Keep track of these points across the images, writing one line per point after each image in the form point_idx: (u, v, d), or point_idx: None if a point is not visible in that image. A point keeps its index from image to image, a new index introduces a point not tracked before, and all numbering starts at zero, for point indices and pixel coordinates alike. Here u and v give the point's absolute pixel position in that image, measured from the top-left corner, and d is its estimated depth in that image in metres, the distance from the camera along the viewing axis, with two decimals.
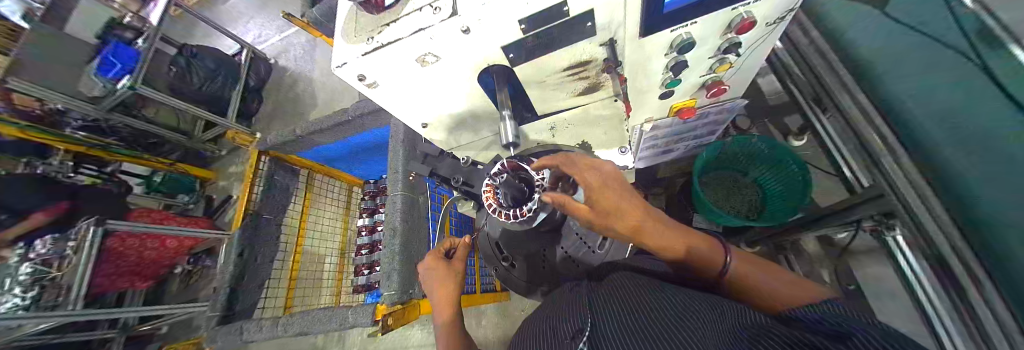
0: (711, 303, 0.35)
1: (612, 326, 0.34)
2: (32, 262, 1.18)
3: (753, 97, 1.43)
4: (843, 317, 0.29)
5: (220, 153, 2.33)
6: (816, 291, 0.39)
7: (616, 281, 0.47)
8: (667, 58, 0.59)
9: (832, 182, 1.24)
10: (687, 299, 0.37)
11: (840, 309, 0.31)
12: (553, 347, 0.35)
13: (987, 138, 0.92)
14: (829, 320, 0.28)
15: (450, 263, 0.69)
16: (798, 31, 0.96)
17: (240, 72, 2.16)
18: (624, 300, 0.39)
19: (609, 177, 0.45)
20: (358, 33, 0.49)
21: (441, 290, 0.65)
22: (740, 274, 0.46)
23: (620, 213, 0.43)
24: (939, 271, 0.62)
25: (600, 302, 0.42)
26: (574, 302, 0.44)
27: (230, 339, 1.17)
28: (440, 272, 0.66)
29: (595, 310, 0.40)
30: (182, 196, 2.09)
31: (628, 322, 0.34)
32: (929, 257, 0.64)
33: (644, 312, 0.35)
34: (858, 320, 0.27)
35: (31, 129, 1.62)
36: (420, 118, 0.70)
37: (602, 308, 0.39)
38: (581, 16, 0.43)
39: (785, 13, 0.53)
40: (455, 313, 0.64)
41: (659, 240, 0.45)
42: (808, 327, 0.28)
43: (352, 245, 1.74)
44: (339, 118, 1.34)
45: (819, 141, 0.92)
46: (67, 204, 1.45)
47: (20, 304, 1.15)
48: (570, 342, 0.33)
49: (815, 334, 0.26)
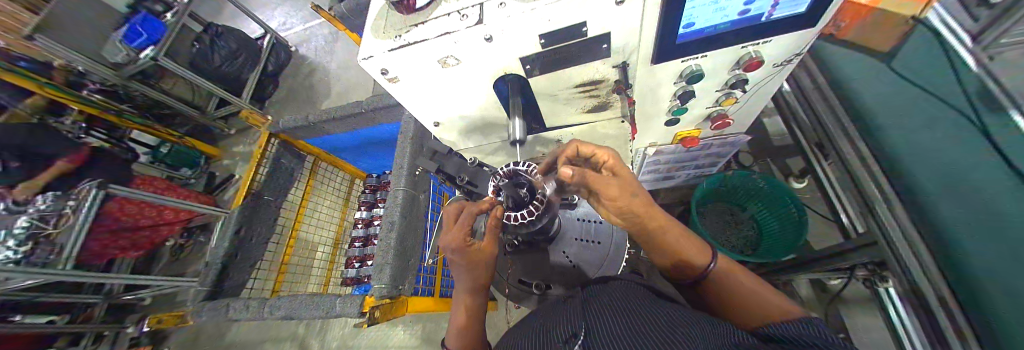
0: (701, 317, 0.37)
1: (607, 332, 0.36)
2: (30, 216, 1.20)
3: (757, 135, 1.45)
4: (827, 343, 0.30)
5: (230, 131, 2.36)
6: (788, 304, 0.43)
7: (611, 289, 0.48)
8: (676, 86, 0.62)
9: (829, 227, 1.25)
10: (681, 315, 0.37)
11: (822, 334, 0.33)
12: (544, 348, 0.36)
13: (975, 193, 0.93)
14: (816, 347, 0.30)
15: (474, 267, 0.57)
16: (805, 76, 0.99)
17: (260, 55, 2.22)
18: (619, 307, 0.41)
19: (624, 163, 0.49)
20: (387, 30, 0.52)
21: (460, 311, 0.59)
22: (718, 274, 0.49)
23: (634, 193, 0.44)
24: (930, 326, 0.62)
25: (595, 308, 0.43)
26: (569, 308, 0.45)
27: (213, 316, 1.17)
28: (468, 273, 0.57)
29: (591, 315, 0.41)
30: (184, 170, 2.09)
31: (624, 332, 0.35)
32: (920, 310, 0.64)
33: (639, 323, 0.36)
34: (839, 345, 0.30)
35: (50, 87, 1.67)
36: (432, 117, 0.72)
37: (599, 314, 0.41)
38: (598, 37, 0.46)
39: (791, 57, 0.56)
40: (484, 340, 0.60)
41: (657, 230, 0.47)
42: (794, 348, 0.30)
43: (346, 236, 1.75)
44: (351, 110, 1.37)
45: (820, 184, 0.93)
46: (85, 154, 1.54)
47: (13, 257, 1.15)
48: (564, 344, 0.35)
49: None
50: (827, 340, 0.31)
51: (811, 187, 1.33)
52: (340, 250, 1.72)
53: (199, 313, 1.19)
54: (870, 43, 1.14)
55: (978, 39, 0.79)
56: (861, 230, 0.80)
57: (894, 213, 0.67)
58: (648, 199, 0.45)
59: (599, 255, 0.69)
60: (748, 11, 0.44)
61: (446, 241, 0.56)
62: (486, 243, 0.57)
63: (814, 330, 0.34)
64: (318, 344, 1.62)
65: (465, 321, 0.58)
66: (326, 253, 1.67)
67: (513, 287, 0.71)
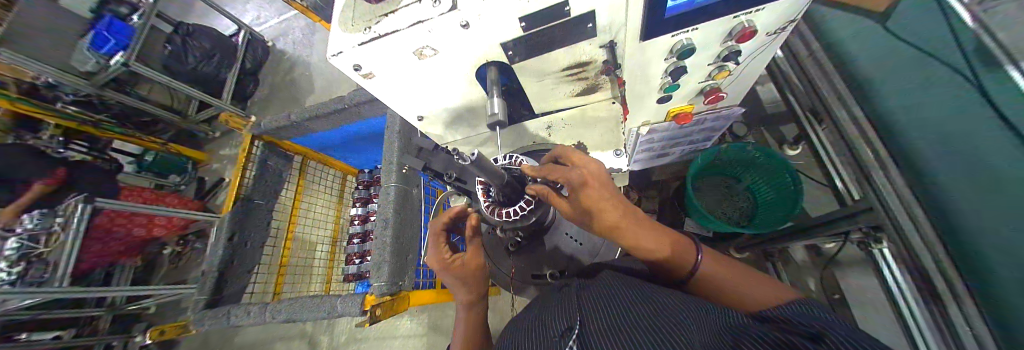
0: (694, 300, 0.37)
1: (603, 323, 0.35)
2: (19, 237, 1.15)
3: (751, 104, 1.43)
4: (820, 323, 0.31)
5: (215, 134, 2.28)
6: (775, 288, 0.43)
7: (604, 279, 0.47)
8: (667, 63, 0.59)
9: (822, 192, 1.26)
10: (677, 301, 0.36)
11: (818, 316, 0.34)
12: (540, 345, 0.35)
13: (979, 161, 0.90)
14: (814, 326, 0.30)
15: (464, 283, 0.57)
16: (799, 40, 0.97)
17: (236, 53, 2.12)
18: (613, 296, 0.40)
19: (593, 175, 0.47)
20: (355, 22, 0.48)
21: (464, 320, 0.59)
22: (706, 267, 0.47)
23: (600, 211, 0.45)
24: (923, 284, 0.64)
25: (589, 298, 0.42)
26: (565, 301, 0.44)
27: (217, 323, 1.17)
28: (460, 289, 0.57)
29: (585, 306, 0.40)
30: (174, 177, 2.04)
31: (618, 324, 0.33)
32: (913, 271, 0.65)
33: (636, 314, 0.35)
34: (835, 325, 0.30)
35: (22, 101, 1.58)
36: (415, 111, 0.69)
37: (593, 305, 0.40)
38: (582, 16, 0.43)
39: (786, 24, 0.54)
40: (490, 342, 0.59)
41: (636, 241, 0.45)
42: (787, 328, 0.31)
43: (344, 234, 1.72)
44: (336, 105, 1.32)
45: (815, 152, 0.93)
46: (62, 173, 1.45)
47: (5, 279, 1.13)
48: (559, 341, 0.33)
49: (790, 333, 0.29)
50: (826, 321, 0.32)
51: (804, 154, 1.34)
52: (339, 248, 1.69)
53: (203, 320, 1.19)
54: (865, 4, 1.10)
55: None
56: (855, 196, 0.80)
57: (887, 177, 0.67)
58: (616, 213, 0.45)
59: None
60: None
61: (429, 260, 0.56)
62: (472, 257, 0.57)
63: (810, 312, 0.35)
64: (326, 340, 1.65)
65: (469, 327, 0.58)
66: (325, 252, 1.66)
67: (516, 281, 0.70)
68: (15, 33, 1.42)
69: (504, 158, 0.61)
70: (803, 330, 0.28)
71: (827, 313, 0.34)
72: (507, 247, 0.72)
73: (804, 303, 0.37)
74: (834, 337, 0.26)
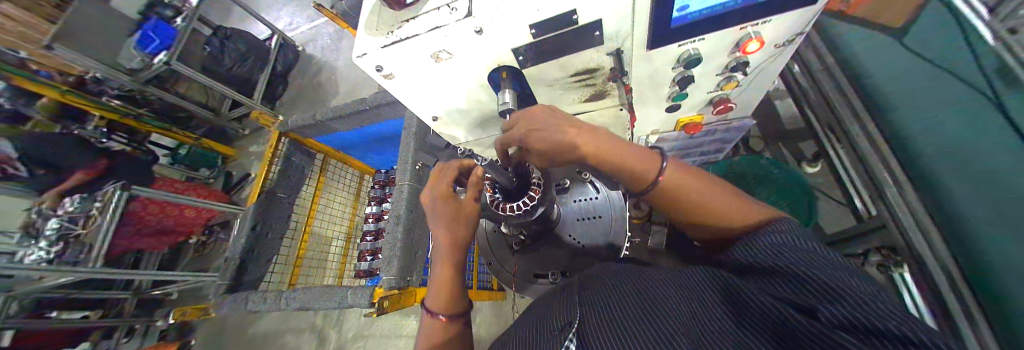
0: (686, 288, 0.39)
1: (602, 318, 0.36)
2: (60, 218, 1.28)
3: (769, 119, 1.41)
4: (788, 266, 0.31)
5: (245, 132, 2.43)
6: (747, 206, 0.44)
7: (602, 274, 0.48)
8: (674, 72, 0.61)
9: (843, 211, 1.22)
10: (678, 298, 0.36)
11: (801, 247, 0.34)
12: (542, 338, 0.36)
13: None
14: (787, 281, 0.31)
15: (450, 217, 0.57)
16: (814, 55, 0.96)
17: (269, 56, 2.28)
18: (610, 292, 0.41)
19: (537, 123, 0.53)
20: (379, 26, 0.52)
21: (439, 274, 0.56)
22: (679, 183, 0.45)
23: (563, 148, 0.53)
24: (938, 310, 0.61)
25: (588, 294, 0.43)
26: (566, 299, 0.44)
27: (234, 307, 1.24)
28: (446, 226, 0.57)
29: (586, 302, 0.41)
30: (204, 171, 2.19)
31: (619, 326, 0.34)
32: (929, 296, 0.63)
33: (637, 315, 0.35)
34: (803, 264, 0.31)
35: (72, 94, 1.74)
36: (431, 111, 0.73)
37: (593, 301, 0.40)
38: (589, 25, 0.45)
39: (794, 36, 0.54)
40: (462, 309, 0.54)
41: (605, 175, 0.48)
42: (765, 286, 0.32)
43: (358, 231, 1.78)
44: (357, 107, 1.39)
45: (832, 169, 0.90)
46: (104, 164, 1.58)
47: (47, 256, 1.24)
48: (560, 336, 0.34)
49: (769, 297, 0.30)
50: (812, 258, 0.32)
51: (824, 172, 1.29)
52: (353, 244, 1.74)
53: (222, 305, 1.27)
54: None
55: None
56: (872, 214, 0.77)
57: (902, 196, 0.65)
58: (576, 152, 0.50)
59: (602, 223, 0.69)
60: None
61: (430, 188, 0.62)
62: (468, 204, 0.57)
63: (790, 241, 0.35)
64: (335, 334, 1.69)
65: (443, 284, 0.54)
66: (339, 248, 1.72)
67: (517, 277, 0.72)
68: (69, 33, 1.58)
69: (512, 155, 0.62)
70: (801, 298, 0.28)
71: (806, 240, 0.34)
72: (512, 245, 0.74)
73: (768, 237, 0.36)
74: (836, 308, 0.26)
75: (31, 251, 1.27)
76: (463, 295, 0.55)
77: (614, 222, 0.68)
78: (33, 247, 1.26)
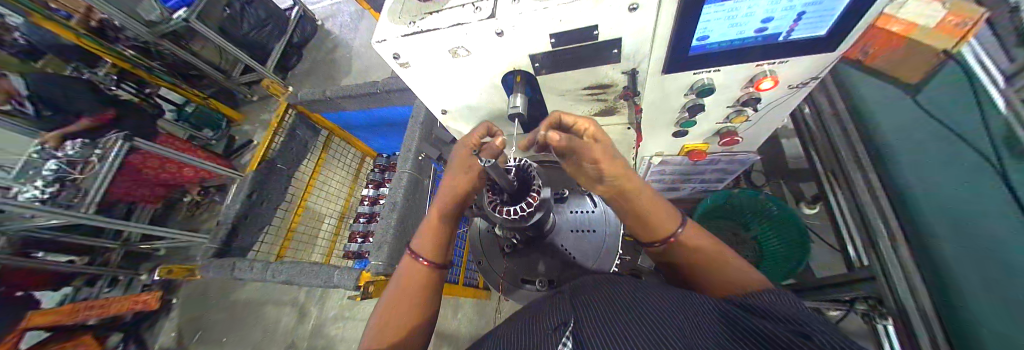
0: (679, 296, 0.38)
1: (599, 318, 0.33)
2: (59, 160, 1.28)
3: (773, 156, 1.41)
4: (791, 313, 0.32)
5: (252, 98, 2.43)
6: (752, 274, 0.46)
7: (593, 283, 0.45)
8: (686, 98, 0.62)
9: (834, 256, 1.22)
10: (677, 303, 0.35)
11: (793, 305, 0.35)
12: (532, 335, 0.33)
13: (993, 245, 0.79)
14: (791, 317, 0.31)
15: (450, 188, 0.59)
16: (826, 100, 0.96)
17: (287, 27, 2.29)
18: (605, 295, 0.39)
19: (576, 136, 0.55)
20: (402, 15, 0.53)
21: (432, 224, 0.59)
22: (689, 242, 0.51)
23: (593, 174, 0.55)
24: None
25: (580, 298, 0.40)
26: (556, 301, 0.42)
27: (221, 271, 1.24)
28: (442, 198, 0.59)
29: (578, 305, 0.38)
30: (207, 131, 2.16)
31: (616, 323, 0.31)
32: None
33: (638, 316, 0.32)
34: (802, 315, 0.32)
35: (88, 38, 1.74)
36: (441, 104, 0.73)
37: (585, 303, 0.38)
38: (608, 42, 0.46)
39: (809, 79, 0.55)
40: (446, 262, 0.59)
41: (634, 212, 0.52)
42: (768, 318, 0.32)
43: (352, 211, 1.78)
44: (367, 89, 1.40)
45: (829, 214, 0.90)
46: (110, 115, 1.59)
47: (40, 196, 1.24)
48: (554, 333, 0.32)
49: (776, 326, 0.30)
50: (807, 315, 0.32)
51: (821, 215, 1.30)
52: (345, 223, 1.75)
53: (208, 268, 1.27)
54: None
55: None
56: (864, 264, 0.77)
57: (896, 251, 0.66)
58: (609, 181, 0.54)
59: (596, 238, 0.69)
60: (765, 29, 0.44)
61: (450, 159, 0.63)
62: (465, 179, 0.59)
63: (784, 300, 0.36)
64: (316, 311, 1.69)
65: (434, 235, 0.58)
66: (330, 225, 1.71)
67: (505, 281, 0.72)
68: None
69: (514, 160, 0.62)
70: (801, 331, 0.28)
71: (796, 301, 0.36)
72: (505, 247, 0.74)
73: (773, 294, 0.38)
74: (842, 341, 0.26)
75: (24, 189, 1.26)
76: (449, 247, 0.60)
77: (606, 240, 0.69)
78: (28, 185, 1.26)
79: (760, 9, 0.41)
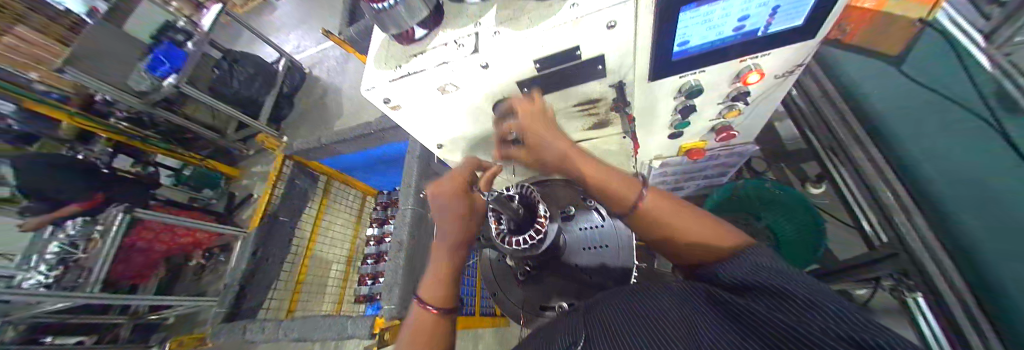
0: (678, 297, 0.36)
1: (611, 339, 0.32)
2: (61, 242, 1.28)
3: (769, 140, 1.42)
4: (785, 282, 0.29)
5: (249, 153, 2.44)
6: (727, 232, 0.41)
7: (605, 298, 0.43)
8: (676, 101, 0.62)
9: (854, 233, 1.19)
10: (671, 303, 0.34)
11: (786, 269, 0.32)
12: None
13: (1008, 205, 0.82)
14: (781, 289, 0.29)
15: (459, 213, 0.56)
16: (812, 82, 0.98)
17: (275, 80, 2.33)
18: (616, 308, 0.37)
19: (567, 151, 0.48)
20: (388, 60, 0.54)
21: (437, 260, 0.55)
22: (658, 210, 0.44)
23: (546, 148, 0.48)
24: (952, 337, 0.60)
25: (594, 314, 0.39)
26: (570, 321, 0.40)
27: (231, 336, 1.20)
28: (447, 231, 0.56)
29: (592, 323, 0.37)
30: (207, 191, 2.18)
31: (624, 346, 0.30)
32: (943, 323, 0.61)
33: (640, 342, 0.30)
34: (795, 281, 0.29)
35: (81, 115, 1.79)
36: (435, 139, 0.73)
37: (598, 321, 0.36)
38: (591, 59, 0.46)
39: (792, 68, 0.56)
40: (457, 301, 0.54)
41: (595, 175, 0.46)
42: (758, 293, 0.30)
43: (359, 253, 1.74)
44: (362, 130, 1.41)
45: (838, 192, 0.89)
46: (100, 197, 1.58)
47: (43, 281, 1.22)
48: None
49: (769, 307, 0.28)
50: (788, 277, 0.30)
51: (830, 193, 1.28)
52: (353, 266, 1.71)
53: (219, 334, 1.23)
54: None
55: (991, 39, 0.78)
56: (885, 240, 0.75)
57: None
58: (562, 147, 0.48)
59: (609, 252, 0.68)
60: (741, 27, 0.45)
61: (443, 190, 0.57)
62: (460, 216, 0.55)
63: (769, 262, 0.33)
64: None
65: (441, 279, 0.54)
66: (339, 271, 1.66)
67: (524, 310, 0.70)
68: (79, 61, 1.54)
69: (515, 187, 0.62)
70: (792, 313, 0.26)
71: (789, 262, 0.33)
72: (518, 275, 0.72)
73: (758, 259, 0.34)
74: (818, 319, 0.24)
75: (30, 275, 1.25)
76: (457, 287, 0.55)
77: (620, 253, 0.67)
78: (31, 272, 1.25)
79: (733, 9, 0.42)
